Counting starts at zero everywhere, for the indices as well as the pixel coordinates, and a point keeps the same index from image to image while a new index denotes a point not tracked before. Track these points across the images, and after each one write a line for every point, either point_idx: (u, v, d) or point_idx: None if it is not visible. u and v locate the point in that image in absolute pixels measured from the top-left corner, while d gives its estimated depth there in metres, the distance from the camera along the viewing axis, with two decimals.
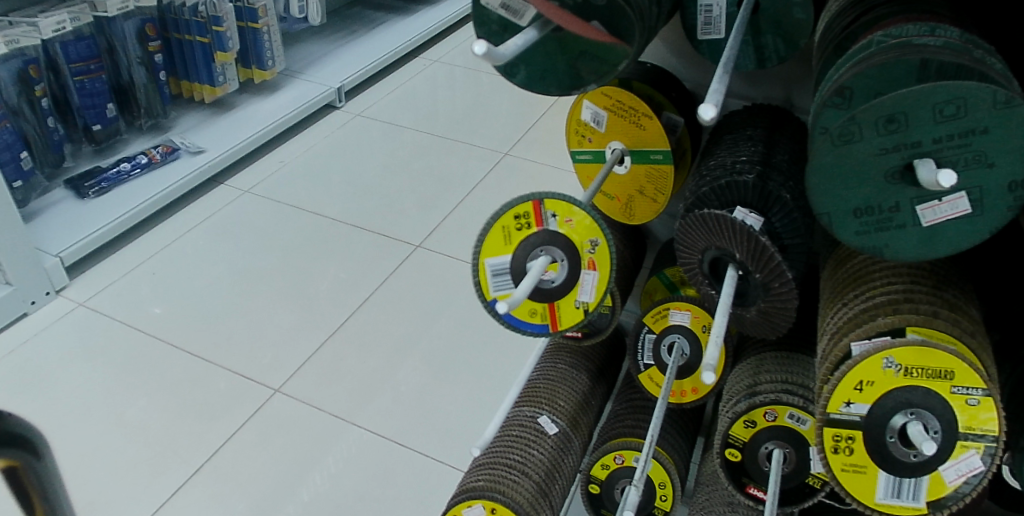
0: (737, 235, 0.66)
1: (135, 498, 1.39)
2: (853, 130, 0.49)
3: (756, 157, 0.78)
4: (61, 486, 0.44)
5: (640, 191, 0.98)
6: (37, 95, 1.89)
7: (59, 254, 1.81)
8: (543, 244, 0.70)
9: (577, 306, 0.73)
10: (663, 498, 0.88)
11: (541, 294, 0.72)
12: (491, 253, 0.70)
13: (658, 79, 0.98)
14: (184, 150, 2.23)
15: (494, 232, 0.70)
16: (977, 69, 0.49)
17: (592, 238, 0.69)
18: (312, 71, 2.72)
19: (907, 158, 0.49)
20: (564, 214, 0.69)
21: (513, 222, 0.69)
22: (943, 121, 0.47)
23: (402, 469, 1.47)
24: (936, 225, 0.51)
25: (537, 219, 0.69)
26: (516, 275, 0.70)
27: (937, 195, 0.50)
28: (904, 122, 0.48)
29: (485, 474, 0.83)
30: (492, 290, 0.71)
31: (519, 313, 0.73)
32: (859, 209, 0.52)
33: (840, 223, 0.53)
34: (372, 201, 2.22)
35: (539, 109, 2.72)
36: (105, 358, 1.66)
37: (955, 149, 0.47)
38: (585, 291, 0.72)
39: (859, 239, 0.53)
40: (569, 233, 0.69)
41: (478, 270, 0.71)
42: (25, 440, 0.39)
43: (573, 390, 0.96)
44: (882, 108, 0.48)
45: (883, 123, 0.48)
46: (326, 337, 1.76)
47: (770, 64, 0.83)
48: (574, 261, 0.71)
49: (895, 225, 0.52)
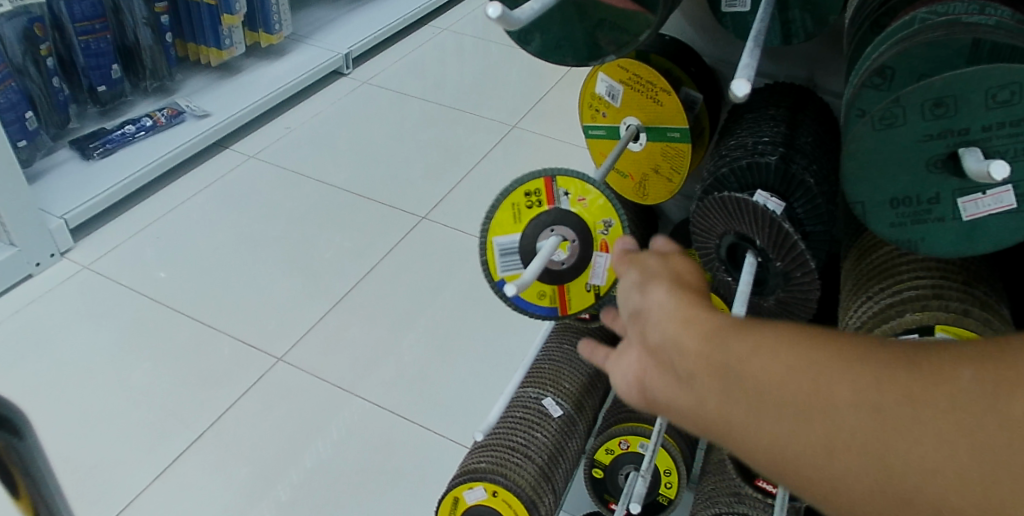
0: (758, 221, 0.63)
1: (138, 462, 1.39)
2: (896, 113, 0.50)
3: (778, 138, 0.75)
4: (47, 463, 0.42)
5: (656, 170, 0.95)
6: (42, 55, 1.85)
7: (64, 217, 1.80)
8: (555, 224, 0.67)
9: (588, 289, 0.71)
10: (667, 486, 0.85)
11: (550, 276, 0.70)
12: (500, 232, 0.68)
13: (677, 52, 0.94)
14: (189, 113, 2.21)
15: (503, 209, 0.68)
16: None
17: (605, 218, 0.68)
18: (320, 36, 2.68)
19: (953, 147, 0.50)
20: (576, 193, 0.67)
21: (524, 199, 0.67)
22: (995, 106, 0.48)
23: (403, 440, 1.47)
24: (977, 218, 0.52)
25: (550, 197, 0.67)
26: (525, 255, 0.68)
27: (981, 188, 0.50)
28: (952, 106, 0.48)
29: (487, 456, 0.81)
30: (499, 270, 0.69)
31: (526, 295, 0.70)
32: (895, 199, 0.54)
33: (874, 213, 0.55)
34: (378, 169, 2.19)
35: (550, 81, 2.66)
36: (109, 320, 1.65)
37: (1005, 138, 0.48)
38: (597, 274, 0.70)
39: (894, 231, 0.55)
40: (582, 213, 0.68)
41: (484, 248, 0.68)
42: (5, 419, 0.38)
43: (579, 372, 0.93)
44: (929, 91, 0.49)
45: (930, 107, 0.49)
46: (329, 307, 1.74)
47: (796, 40, 0.79)
48: (586, 243, 0.69)
49: (933, 217, 0.53)
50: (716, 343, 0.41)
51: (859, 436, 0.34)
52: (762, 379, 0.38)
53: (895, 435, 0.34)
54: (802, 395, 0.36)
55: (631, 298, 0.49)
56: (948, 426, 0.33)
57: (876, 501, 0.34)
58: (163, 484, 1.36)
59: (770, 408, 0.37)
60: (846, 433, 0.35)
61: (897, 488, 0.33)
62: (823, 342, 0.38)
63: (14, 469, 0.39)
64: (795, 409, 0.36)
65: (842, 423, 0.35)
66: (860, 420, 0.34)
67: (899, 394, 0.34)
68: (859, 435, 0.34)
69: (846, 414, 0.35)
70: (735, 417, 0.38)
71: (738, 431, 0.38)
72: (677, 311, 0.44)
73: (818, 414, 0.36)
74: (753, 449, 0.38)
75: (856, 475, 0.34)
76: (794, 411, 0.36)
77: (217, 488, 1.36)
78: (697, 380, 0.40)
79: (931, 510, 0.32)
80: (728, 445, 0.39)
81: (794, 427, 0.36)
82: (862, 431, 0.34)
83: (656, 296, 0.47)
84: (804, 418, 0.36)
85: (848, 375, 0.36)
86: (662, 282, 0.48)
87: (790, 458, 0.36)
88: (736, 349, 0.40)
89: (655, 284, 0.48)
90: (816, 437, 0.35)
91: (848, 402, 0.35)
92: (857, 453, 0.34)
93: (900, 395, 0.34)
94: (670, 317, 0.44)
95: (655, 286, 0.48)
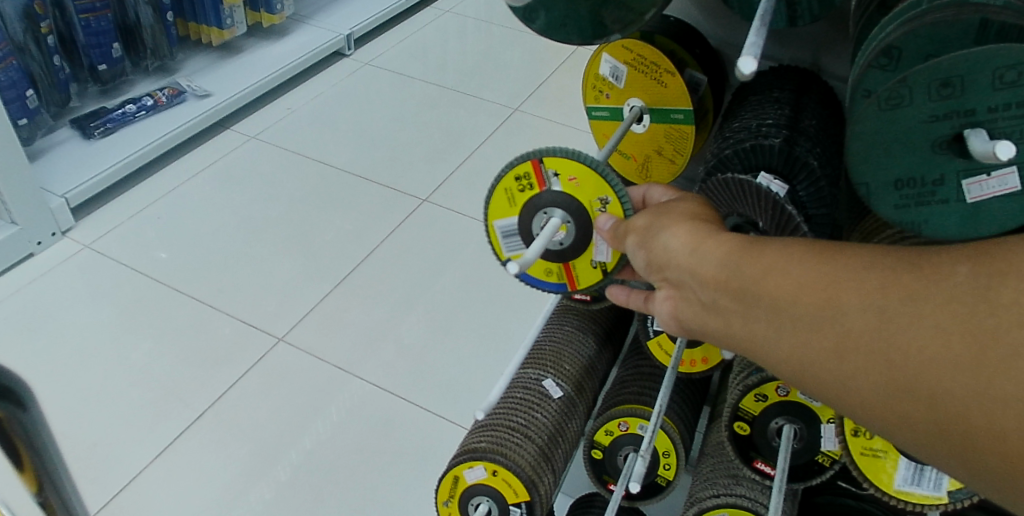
0: (761, 203, 0.63)
1: (140, 441, 1.40)
2: (903, 93, 0.50)
3: (782, 120, 0.75)
4: (51, 436, 0.43)
5: (658, 151, 0.95)
6: (42, 33, 1.83)
7: (64, 196, 1.80)
8: (549, 206, 0.67)
9: (594, 266, 0.69)
10: (666, 467, 0.85)
11: (554, 254, 0.70)
12: (498, 216, 0.70)
13: (682, 33, 0.93)
14: (190, 93, 2.21)
15: (498, 194, 0.69)
16: None
17: (601, 195, 0.66)
18: (322, 16, 2.66)
19: (959, 127, 0.50)
20: (565, 173, 0.66)
21: (515, 183, 0.68)
22: (1002, 87, 0.48)
23: (403, 421, 1.48)
24: (980, 201, 0.52)
25: (540, 180, 0.67)
26: (525, 236, 0.69)
27: (986, 169, 0.50)
28: (959, 86, 0.49)
29: (487, 435, 0.81)
30: (504, 250, 0.71)
31: (534, 272, 0.72)
32: (899, 181, 0.54)
33: (879, 195, 0.55)
34: (380, 151, 2.18)
35: (553, 64, 2.65)
36: (110, 299, 1.66)
37: (1011, 118, 0.49)
38: (600, 252, 0.67)
39: (898, 212, 0.55)
40: (576, 193, 0.66)
41: (489, 232, 0.71)
42: (9, 391, 0.38)
43: (580, 353, 0.94)
44: (937, 71, 0.49)
45: (937, 88, 0.49)
46: (330, 288, 1.74)
47: (801, 22, 0.79)
48: (584, 222, 0.67)
49: (937, 199, 0.53)
50: (731, 270, 0.44)
51: (862, 334, 0.36)
52: (777, 293, 0.41)
53: (894, 330, 0.35)
54: (813, 306, 0.39)
55: (637, 251, 0.53)
56: (940, 316, 0.34)
57: (883, 396, 0.36)
58: (164, 462, 1.37)
59: (787, 319, 0.40)
60: (852, 332, 0.37)
61: (897, 380, 0.35)
62: (836, 255, 0.40)
63: (17, 441, 0.39)
64: (807, 317, 0.39)
65: (847, 324, 0.37)
66: (864, 320, 0.37)
67: (900, 293, 0.36)
68: (863, 334, 0.36)
69: (851, 315, 0.37)
70: (759, 334, 0.42)
71: (764, 344, 0.42)
72: (686, 246, 0.48)
73: (827, 321, 0.38)
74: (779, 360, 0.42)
75: (862, 373, 0.37)
76: (805, 318, 0.39)
77: (218, 467, 1.37)
78: (723, 307, 0.44)
79: (927, 396, 0.34)
80: (760, 358, 0.43)
81: (807, 334, 0.39)
82: (866, 330, 0.36)
83: (662, 238, 0.50)
84: (815, 327, 0.39)
85: (855, 281, 0.38)
86: (661, 224, 0.51)
87: (809, 364, 0.39)
88: (749, 273, 0.43)
89: (655, 229, 0.51)
90: (826, 340, 0.38)
91: (853, 304, 0.37)
92: (861, 351, 0.36)
93: (901, 295, 0.36)
94: (681, 253, 0.48)
95: (657, 232, 0.51)
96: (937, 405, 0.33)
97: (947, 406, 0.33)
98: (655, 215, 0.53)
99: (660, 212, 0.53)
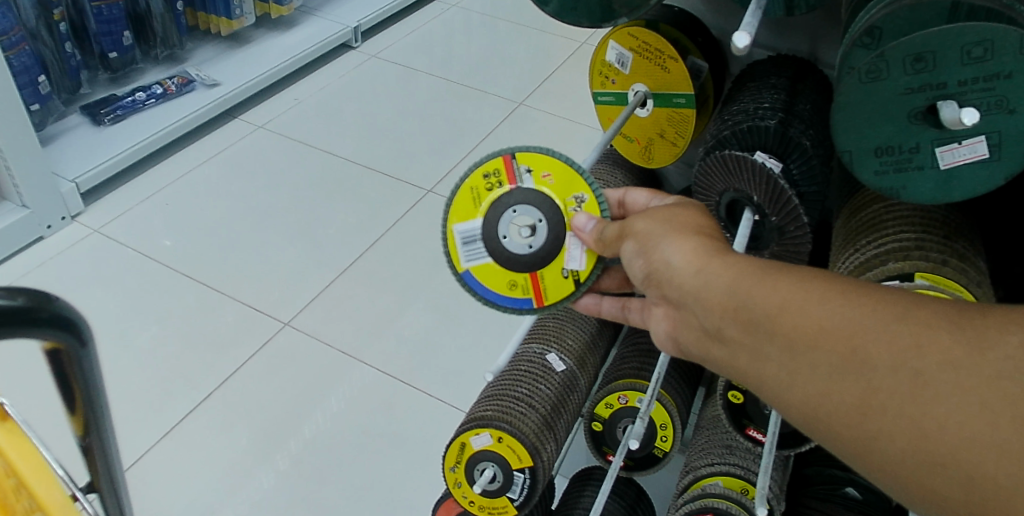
0: (756, 177, 0.69)
1: (147, 421, 1.44)
2: (881, 67, 0.55)
3: (778, 104, 0.78)
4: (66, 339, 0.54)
5: (660, 135, 0.99)
6: (55, 20, 1.87)
7: (75, 181, 1.83)
8: (519, 202, 0.69)
9: (564, 275, 0.70)
10: (663, 439, 0.89)
11: (520, 265, 0.70)
12: (459, 219, 0.71)
13: (685, 21, 0.97)
14: (199, 82, 2.24)
15: (461, 196, 0.71)
16: (1006, 14, 0.54)
17: (576, 193, 0.69)
18: (329, 8, 2.70)
19: (931, 100, 0.55)
20: (539, 170, 0.69)
21: (484, 181, 0.70)
22: (971, 62, 0.53)
23: (407, 405, 1.52)
24: (953, 167, 0.57)
25: (512, 177, 0.70)
26: (489, 242, 0.70)
27: (957, 138, 0.55)
28: (932, 61, 0.53)
29: (492, 405, 0.85)
30: (463, 260, 0.71)
31: (497, 287, 0.71)
32: (880, 148, 0.59)
33: (861, 161, 0.60)
34: (385, 143, 2.22)
35: (557, 59, 2.68)
36: (118, 283, 1.69)
37: (979, 92, 0.54)
38: (574, 258, 0.69)
39: (878, 178, 0.60)
40: (550, 189, 0.69)
41: (447, 238, 0.72)
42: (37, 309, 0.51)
43: (581, 330, 0.98)
44: (912, 46, 0.53)
45: (910, 62, 0.54)
46: (335, 276, 1.78)
47: (799, 11, 0.83)
48: (557, 222, 0.69)
49: (914, 166, 0.58)
50: (740, 301, 0.47)
51: (894, 396, 0.39)
52: (793, 333, 0.44)
53: (932, 399, 0.38)
54: (839, 355, 0.41)
55: (637, 263, 0.57)
56: (986, 394, 0.36)
57: (909, 460, 0.39)
58: (170, 442, 1.41)
59: (804, 363, 0.43)
60: (879, 392, 0.40)
61: (933, 454, 0.38)
62: (864, 304, 0.42)
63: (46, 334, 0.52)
64: (831, 367, 0.42)
65: (876, 382, 0.40)
66: (896, 381, 0.39)
67: (938, 359, 0.38)
68: (894, 395, 0.39)
69: (881, 372, 0.40)
70: (768, 374, 0.45)
71: (777, 383, 0.45)
72: (685, 263, 0.52)
73: (854, 371, 0.41)
74: (786, 402, 0.45)
75: (885, 434, 0.39)
76: (827, 368, 0.42)
77: (223, 447, 1.41)
78: (733, 338, 0.48)
79: (964, 473, 0.37)
80: (768, 397, 0.46)
81: (828, 382, 0.42)
82: (898, 393, 0.39)
83: (662, 253, 0.54)
84: (837, 375, 0.41)
85: (885, 338, 0.40)
86: (657, 237, 0.55)
87: (825, 411, 0.42)
88: (762, 307, 0.46)
89: (652, 243, 0.55)
90: (848, 394, 0.41)
91: (884, 363, 0.40)
92: (889, 414, 0.39)
93: (939, 361, 0.38)
94: (682, 269, 0.51)
95: (653, 246, 0.55)
96: (977, 484, 0.36)
97: (983, 487, 0.36)
98: (649, 224, 0.57)
99: (653, 220, 0.57)
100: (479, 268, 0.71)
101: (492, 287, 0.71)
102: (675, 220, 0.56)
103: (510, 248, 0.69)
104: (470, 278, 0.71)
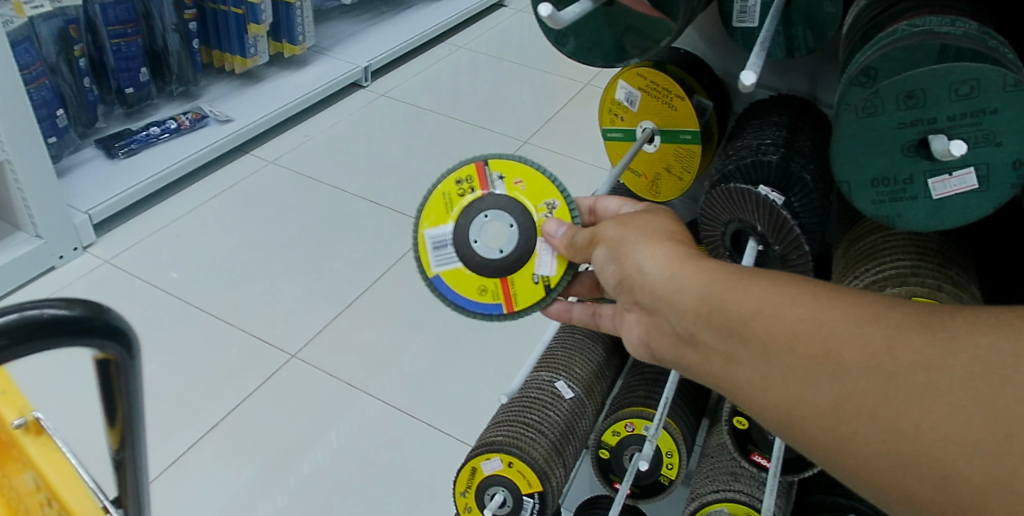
0: (760, 208, 0.72)
1: (151, 451, 1.45)
2: (877, 104, 0.59)
3: (779, 141, 0.82)
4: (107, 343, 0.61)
5: (667, 170, 1.03)
6: (75, 55, 1.93)
7: (88, 212, 1.87)
8: (490, 208, 0.73)
9: (534, 281, 0.72)
10: (669, 467, 0.90)
11: (491, 269, 0.72)
12: (431, 224, 0.74)
13: (691, 63, 1.01)
14: (213, 118, 2.30)
15: (434, 203, 0.74)
16: (990, 55, 0.57)
17: (548, 200, 0.73)
18: (340, 48, 2.78)
19: (923, 134, 0.59)
20: (510, 177, 0.73)
21: (456, 188, 0.74)
22: (958, 99, 0.56)
23: (411, 439, 1.53)
24: (946, 197, 0.60)
25: (483, 183, 0.74)
26: (459, 246, 0.73)
27: (949, 170, 0.59)
28: (923, 99, 0.57)
29: (504, 430, 0.87)
30: (433, 265, 0.74)
31: (468, 292, 0.73)
32: (875, 180, 0.62)
33: (858, 192, 0.63)
34: (392, 180, 2.26)
35: (561, 99, 2.75)
36: (126, 313, 1.71)
37: (967, 126, 0.57)
38: (544, 264, 0.72)
39: (876, 207, 0.63)
40: (522, 195, 0.73)
41: (419, 243, 0.75)
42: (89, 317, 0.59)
43: (589, 360, 1.00)
44: (905, 85, 0.57)
45: (903, 99, 0.57)
46: (342, 308, 1.81)
47: (798, 54, 0.89)
48: (529, 227, 0.72)
49: (909, 196, 0.62)
50: (717, 307, 0.49)
51: (869, 399, 0.42)
52: (769, 336, 0.46)
53: (907, 399, 0.40)
54: (815, 356, 0.44)
55: (610, 269, 0.60)
56: (961, 396, 0.39)
57: (884, 460, 0.41)
58: (176, 471, 1.42)
59: (779, 365, 0.46)
60: (854, 393, 0.42)
61: (909, 454, 0.40)
62: (838, 309, 0.45)
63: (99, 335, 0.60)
64: (805, 367, 0.44)
65: (851, 384, 0.42)
66: (870, 379, 0.42)
67: (913, 362, 0.41)
68: (870, 396, 0.41)
69: (855, 374, 0.42)
70: (744, 380, 0.48)
71: (753, 390, 0.48)
72: (660, 270, 0.54)
73: (830, 372, 0.43)
74: (766, 407, 0.47)
75: (861, 435, 0.42)
76: (801, 370, 0.44)
77: (228, 478, 1.42)
78: (710, 346, 0.50)
79: (939, 473, 0.39)
80: (749, 405, 0.49)
81: (804, 385, 0.44)
82: (874, 391, 0.41)
83: (637, 261, 0.57)
84: (807, 379, 0.44)
85: (861, 341, 0.43)
86: (631, 243, 0.58)
87: (803, 415, 0.45)
88: (738, 310, 0.48)
89: (627, 248, 0.58)
90: (826, 397, 0.43)
91: (857, 366, 0.42)
92: (865, 416, 0.42)
93: (913, 363, 0.41)
94: (657, 276, 0.54)
95: (628, 253, 0.58)
96: (948, 481, 0.39)
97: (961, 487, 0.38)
98: (624, 231, 0.60)
99: (627, 228, 0.60)
100: (449, 273, 0.74)
101: (462, 292, 0.74)
102: (657, 232, 0.59)
103: (480, 253, 0.73)
104: (440, 283, 0.74)
